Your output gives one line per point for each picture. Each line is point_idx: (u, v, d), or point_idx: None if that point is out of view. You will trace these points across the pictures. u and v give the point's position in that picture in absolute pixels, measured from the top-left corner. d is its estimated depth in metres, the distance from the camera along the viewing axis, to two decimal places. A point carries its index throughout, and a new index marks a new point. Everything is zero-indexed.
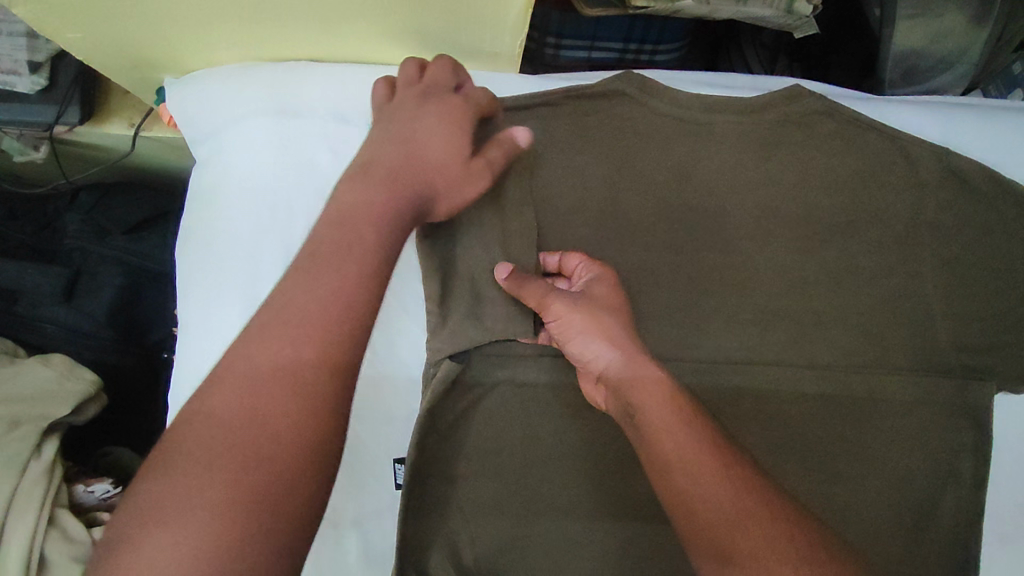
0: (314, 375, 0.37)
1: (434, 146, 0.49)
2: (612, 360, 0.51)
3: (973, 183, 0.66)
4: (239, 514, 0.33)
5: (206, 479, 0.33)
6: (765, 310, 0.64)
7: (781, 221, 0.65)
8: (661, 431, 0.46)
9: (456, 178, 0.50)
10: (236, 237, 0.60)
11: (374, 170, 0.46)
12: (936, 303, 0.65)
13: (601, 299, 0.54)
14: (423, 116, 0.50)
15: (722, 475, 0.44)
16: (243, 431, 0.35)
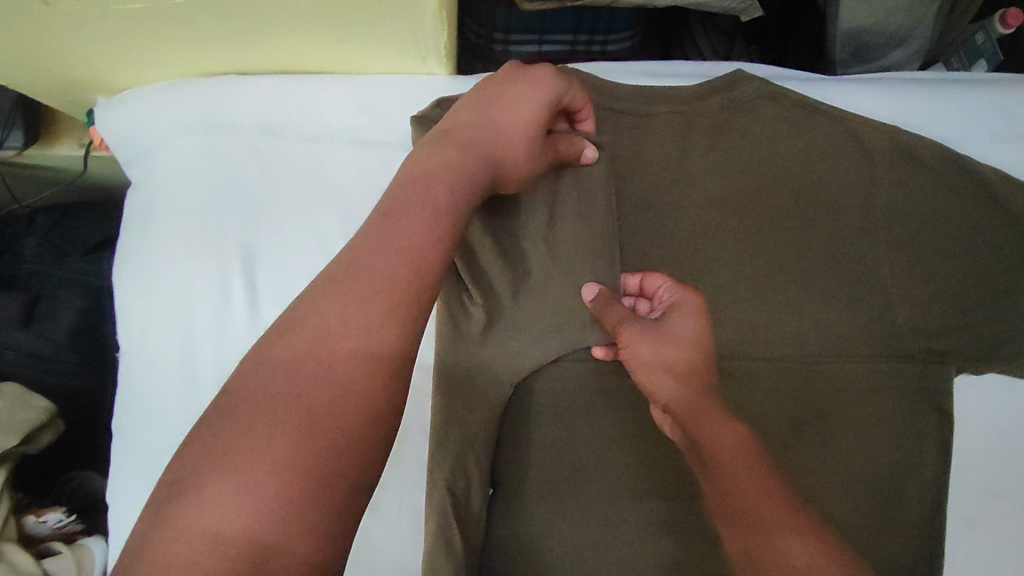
0: (388, 358, 0.39)
1: (516, 121, 0.52)
2: (678, 395, 0.53)
3: (926, 162, 0.64)
4: (300, 472, 0.35)
5: (269, 441, 0.35)
6: (718, 304, 0.62)
7: (733, 211, 0.63)
8: (733, 487, 0.50)
9: (527, 155, 0.53)
10: (169, 260, 0.59)
11: (454, 138, 0.50)
12: (892, 286, 0.64)
13: (677, 332, 0.54)
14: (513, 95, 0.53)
15: (788, 524, 0.47)
16: (318, 394, 0.37)
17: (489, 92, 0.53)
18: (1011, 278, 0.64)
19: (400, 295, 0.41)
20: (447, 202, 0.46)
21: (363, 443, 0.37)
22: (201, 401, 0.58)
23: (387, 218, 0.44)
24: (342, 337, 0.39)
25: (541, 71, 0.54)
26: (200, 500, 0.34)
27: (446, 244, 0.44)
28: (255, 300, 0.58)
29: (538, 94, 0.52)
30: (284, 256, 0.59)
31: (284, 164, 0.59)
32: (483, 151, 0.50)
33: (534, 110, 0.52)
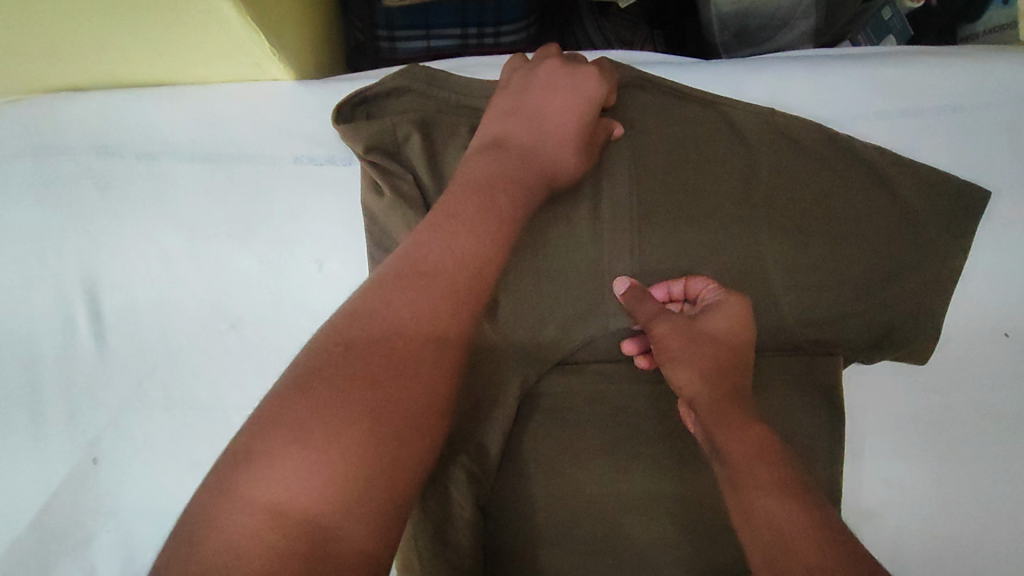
0: (452, 343, 0.38)
1: (557, 117, 0.52)
2: (699, 390, 0.51)
3: (804, 143, 0.61)
4: (375, 453, 0.34)
5: (338, 416, 0.34)
6: (594, 305, 0.59)
7: (607, 207, 0.59)
8: (752, 481, 0.45)
9: (575, 152, 0.52)
10: (6, 291, 0.56)
11: (507, 138, 0.50)
12: (777, 276, 0.60)
13: (716, 328, 0.53)
14: (554, 94, 0.53)
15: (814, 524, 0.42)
16: (387, 377, 0.36)
17: (534, 88, 0.53)
18: (905, 259, 0.61)
19: (467, 284, 0.40)
20: (512, 187, 0.46)
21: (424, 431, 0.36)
22: (46, 436, 0.55)
23: (452, 207, 0.43)
24: (423, 317, 0.38)
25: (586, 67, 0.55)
26: (265, 469, 0.32)
27: (506, 236, 0.43)
28: (101, 329, 0.56)
29: (589, 76, 0.54)
30: (130, 280, 0.56)
31: (123, 183, 0.56)
32: (538, 145, 0.50)
33: (588, 92, 0.53)
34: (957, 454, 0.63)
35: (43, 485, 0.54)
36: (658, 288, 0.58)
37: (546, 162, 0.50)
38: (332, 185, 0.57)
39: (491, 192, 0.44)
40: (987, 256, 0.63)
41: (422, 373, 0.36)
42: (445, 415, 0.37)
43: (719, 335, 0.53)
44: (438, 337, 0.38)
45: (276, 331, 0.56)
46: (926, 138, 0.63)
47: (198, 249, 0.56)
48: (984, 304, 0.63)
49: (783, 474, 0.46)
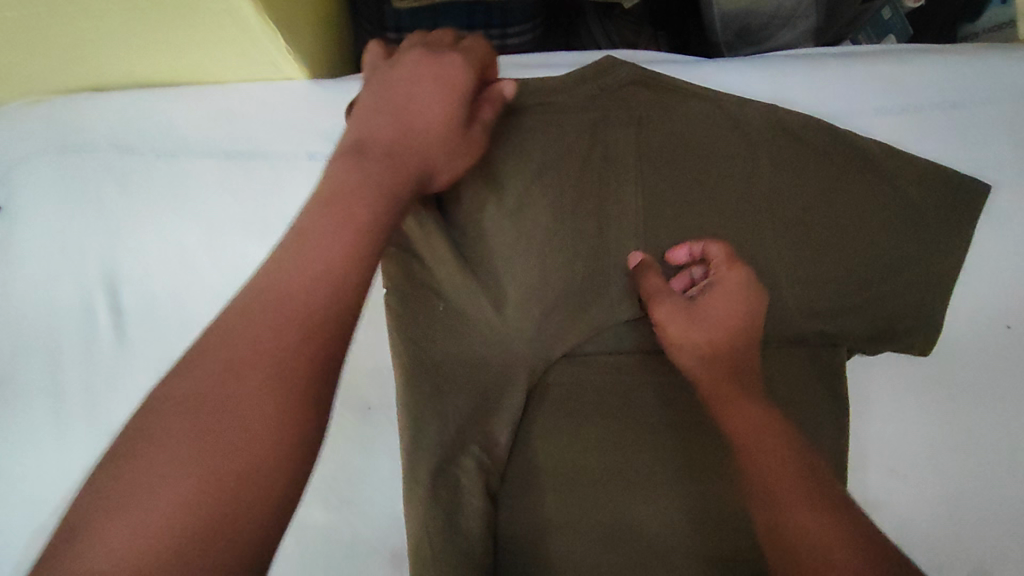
0: (305, 382, 0.34)
1: (435, 111, 0.47)
2: (699, 365, 0.54)
3: (809, 138, 0.62)
4: (203, 518, 0.30)
5: (165, 482, 0.30)
6: (601, 298, 0.60)
7: (614, 202, 0.61)
8: (756, 454, 0.47)
9: (455, 148, 0.49)
10: (30, 286, 0.57)
11: (370, 142, 0.45)
12: (780, 268, 0.62)
13: (714, 303, 0.56)
14: (421, 87, 0.48)
15: (813, 502, 0.43)
16: (224, 431, 0.32)
17: (395, 80, 0.48)
18: (907, 251, 0.62)
19: (323, 316, 0.36)
20: (390, 196, 0.42)
21: (272, 480, 0.32)
22: (67, 428, 0.56)
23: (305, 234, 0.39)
24: (265, 324, 0.35)
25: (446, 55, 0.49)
26: (79, 553, 0.29)
27: (371, 257, 0.39)
28: (121, 322, 0.57)
29: (438, 63, 0.49)
30: (149, 274, 0.57)
31: (143, 180, 0.58)
32: (419, 144, 0.46)
33: (435, 80, 0.48)
34: (963, 444, 0.64)
35: (65, 473, 0.56)
36: (678, 250, 0.60)
37: (429, 165, 0.46)
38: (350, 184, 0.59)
39: (358, 205, 0.40)
40: (991, 250, 0.64)
41: (275, 379, 0.34)
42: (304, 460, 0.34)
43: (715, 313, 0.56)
44: (291, 340, 0.35)
45: None
46: (929, 133, 0.64)
47: (217, 244, 0.58)
48: (989, 296, 0.64)
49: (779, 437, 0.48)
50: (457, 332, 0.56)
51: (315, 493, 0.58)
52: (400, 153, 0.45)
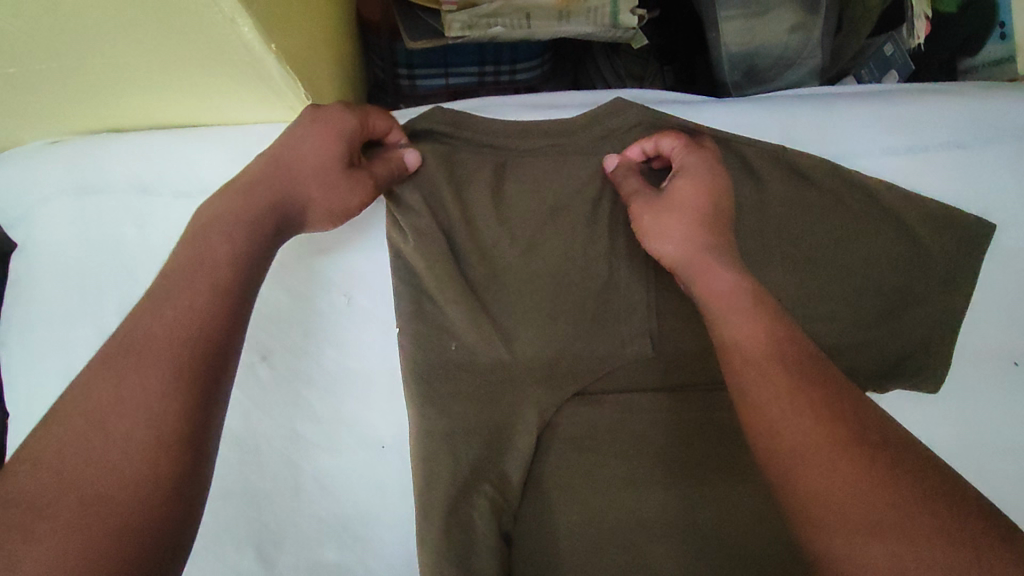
0: (180, 399, 0.36)
1: (302, 151, 0.49)
2: (672, 248, 0.53)
3: (813, 178, 0.63)
4: (97, 533, 0.32)
5: (55, 507, 0.32)
6: (613, 337, 0.60)
7: (627, 239, 0.61)
8: (758, 389, 0.41)
9: (332, 185, 0.51)
10: (48, 323, 0.58)
11: (237, 182, 0.48)
12: (791, 307, 0.62)
13: (682, 197, 0.54)
14: (292, 130, 0.50)
15: (831, 438, 0.38)
16: (104, 454, 0.34)
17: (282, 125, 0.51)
18: (909, 290, 0.63)
19: (187, 344, 0.38)
20: (240, 235, 0.45)
21: (161, 492, 0.34)
22: None
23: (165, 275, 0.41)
24: (148, 344, 0.38)
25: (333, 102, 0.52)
26: None
27: (221, 288, 0.41)
28: None
29: (331, 114, 0.51)
30: None
31: (160, 219, 0.59)
32: (276, 182, 0.49)
33: (332, 128, 0.50)
34: (970, 482, 0.65)
35: None
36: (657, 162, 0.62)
37: (293, 203, 0.49)
38: (367, 243, 0.61)
39: (208, 245, 0.43)
40: (998, 287, 0.65)
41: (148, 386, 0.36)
42: (190, 463, 0.36)
43: (708, 215, 0.54)
44: (172, 348, 0.38)
45: (307, 361, 0.60)
46: (935, 172, 0.65)
47: None
48: (994, 334, 0.65)
49: (791, 371, 0.42)
50: (469, 365, 0.58)
51: (329, 534, 0.58)
52: (265, 191, 0.48)
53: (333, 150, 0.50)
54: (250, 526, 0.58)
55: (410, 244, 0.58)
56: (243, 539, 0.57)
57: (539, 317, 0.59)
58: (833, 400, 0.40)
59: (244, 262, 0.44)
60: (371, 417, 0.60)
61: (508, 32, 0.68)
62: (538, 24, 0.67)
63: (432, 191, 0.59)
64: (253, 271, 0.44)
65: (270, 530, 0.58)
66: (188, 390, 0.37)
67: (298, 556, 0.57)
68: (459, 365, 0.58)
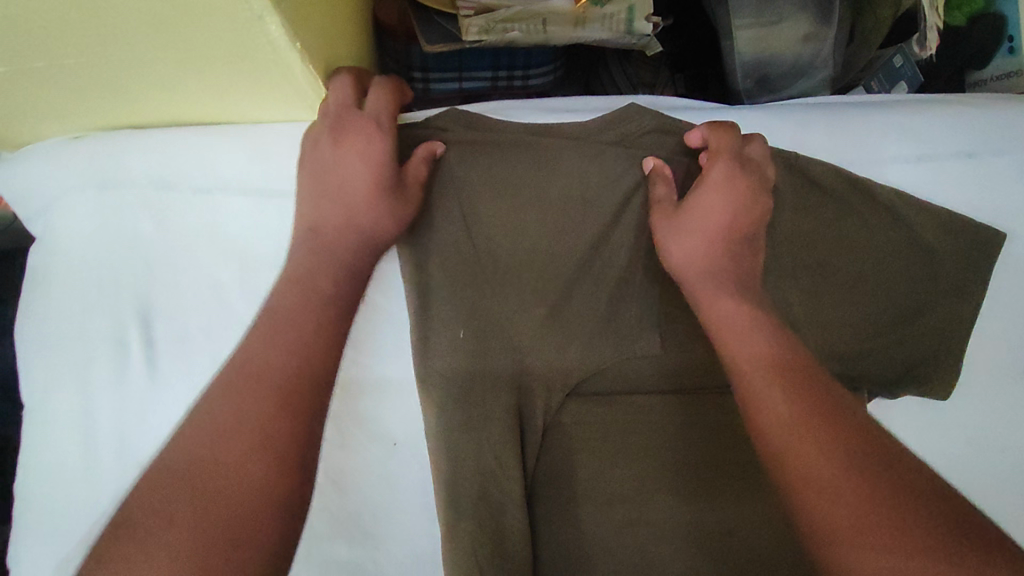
0: (287, 425, 0.45)
1: (351, 175, 0.54)
2: (692, 257, 0.56)
3: (831, 189, 0.63)
4: (216, 535, 0.41)
5: (184, 513, 0.41)
6: (622, 340, 0.61)
7: (640, 243, 0.62)
8: (769, 403, 0.46)
9: (385, 208, 0.55)
10: (66, 314, 0.59)
11: (317, 235, 0.54)
12: (801, 312, 0.62)
13: (706, 211, 0.56)
14: (338, 161, 0.54)
15: (834, 446, 0.43)
16: (222, 473, 0.43)
17: (323, 148, 0.55)
18: (923, 299, 0.64)
19: (298, 379, 0.47)
20: (332, 286, 0.52)
21: (270, 508, 0.43)
22: (98, 456, 0.57)
23: (273, 326, 0.49)
24: (259, 379, 0.46)
25: (353, 116, 0.54)
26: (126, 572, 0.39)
27: (320, 338, 0.49)
28: (152, 355, 0.58)
29: (356, 132, 0.54)
30: (182, 307, 0.58)
31: (178, 215, 0.59)
32: (343, 219, 0.54)
33: (363, 148, 0.54)
34: (973, 486, 0.66)
35: (98, 499, 0.57)
36: (693, 135, 0.60)
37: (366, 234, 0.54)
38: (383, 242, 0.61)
39: (306, 294, 0.51)
40: (1008, 296, 0.65)
41: (260, 413, 0.45)
42: (298, 481, 0.45)
43: (727, 229, 0.56)
44: (277, 380, 0.46)
45: None
46: (946, 180, 0.65)
47: (250, 279, 0.59)
48: (1004, 343, 0.65)
49: (832, 448, 0.43)
50: (482, 362, 0.59)
51: (339, 528, 0.59)
52: (347, 241, 0.54)
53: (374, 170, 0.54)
54: None
55: (427, 245, 0.59)
56: None
57: (551, 320, 0.61)
58: (875, 472, 0.41)
59: (339, 308, 0.52)
60: (382, 411, 0.61)
61: (526, 37, 0.69)
62: (555, 29, 0.68)
63: (449, 192, 0.60)
64: (343, 315, 0.52)
65: None
66: (291, 417, 0.45)
67: (310, 551, 0.58)
68: (473, 364, 0.59)
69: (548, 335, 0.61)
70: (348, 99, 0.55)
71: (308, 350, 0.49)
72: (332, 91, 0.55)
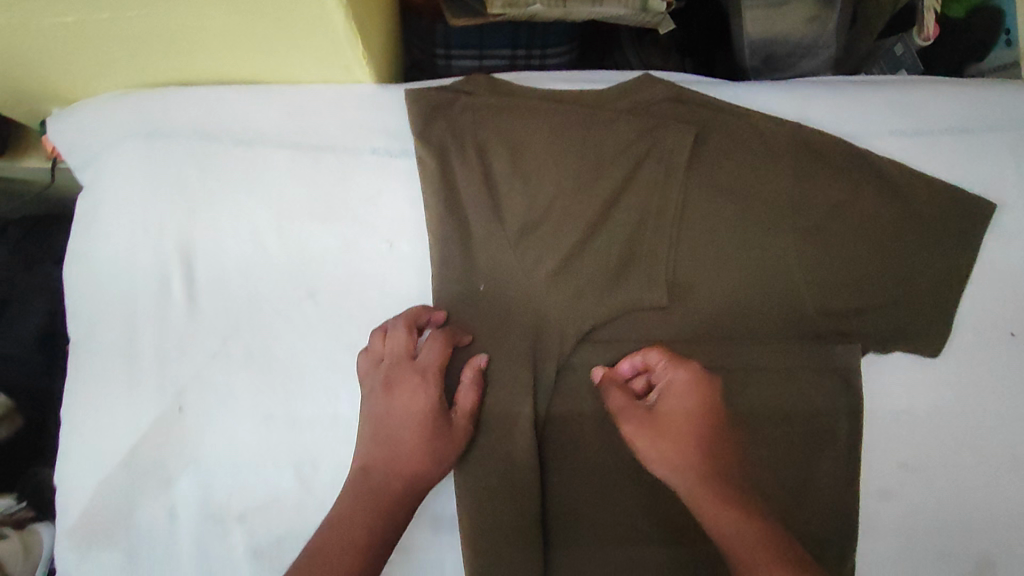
0: (379, 529, 0.56)
1: (405, 433, 0.59)
2: (678, 477, 0.58)
3: (830, 157, 0.67)
4: None
5: None
6: (632, 293, 0.65)
7: (651, 204, 0.65)
8: (733, 533, 0.54)
9: (441, 446, 0.59)
10: (113, 252, 0.63)
11: (371, 471, 0.58)
12: (801, 271, 0.66)
13: (674, 413, 0.60)
14: (393, 402, 0.59)
15: (789, 564, 0.52)
16: None
17: (381, 411, 0.60)
18: (918, 265, 0.67)
19: (392, 497, 0.57)
20: (397, 470, 0.58)
21: None
22: (139, 386, 0.61)
23: (368, 472, 0.58)
24: (352, 511, 0.56)
25: (398, 323, 0.61)
26: None
27: (407, 470, 0.58)
28: (192, 291, 0.62)
29: (408, 389, 0.60)
30: (220, 249, 0.63)
31: (220, 164, 0.63)
32: (394, 462, 0.58)
33: (414, 404, 0.60)
34: (973, 444, 0.68)
35: (136, 425, 0.61)
36: (625, 362, 0.63)
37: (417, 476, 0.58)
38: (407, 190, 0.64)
39: (394, 451, 0.59)
40: (1001, 264, 0.68)
41: (359, 527, 0.55)
42: None
43: (709, 410, 0.60)
44: (373, 505, 0.56)
45: (348, 300, 0.63)
46: (943, 153, 0.69)
47: (286, 225, 0.63)
48: (997, 310, 0.68)
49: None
50: (501, 309, 0.63)
51: None
52: (394, 486, 0.58)
53: (426, 416, 0.59)
54: (290, 450, 0.62)
55: (450, 200, 0.63)
56: (284, 460, 0.62)
57: (566, 272, 0.64)
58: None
59: (414, 460, 0.58)
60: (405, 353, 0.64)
61: (547, 11, 0.72)
62: (573, 4, 0.72)
63: (472, 150, 0.64)
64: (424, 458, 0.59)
65: (309, 454, 0.62)
66: (382, 524, 0.56)
67: (335, 476, 0.62)
68: (491, 311, 0.63)
69: (563, 287, 0.64)
70: (401, 349, 0.60)
71: (396, 473, 0.58)
72: (391, 338, 0.60)
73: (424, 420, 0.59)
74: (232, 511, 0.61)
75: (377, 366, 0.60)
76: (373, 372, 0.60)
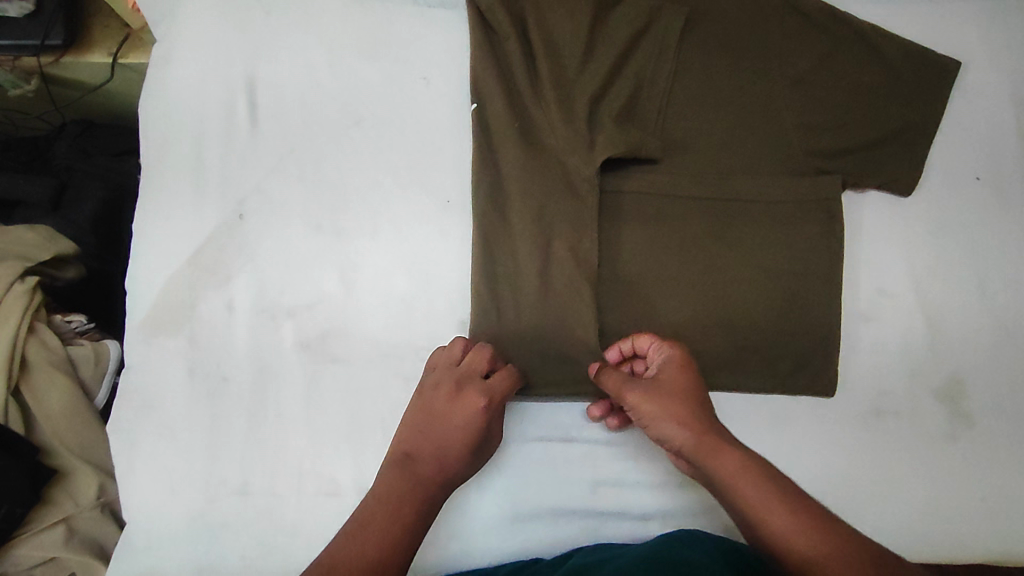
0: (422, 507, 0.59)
1: (457, 430, 0.63)
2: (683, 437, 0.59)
3: (812, 17, 0.76)
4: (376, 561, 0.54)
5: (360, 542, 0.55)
6: (639, 128, 0.72)
7: (656, 52, 0.74)
8: (716, 455, 0.57)
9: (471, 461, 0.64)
10: (184, 83, 0.73)
11: (419, 460, 0.62)
12: (787, 116, 0.75)
13: (668, 382, 0.62)
14: (452, 412, 0.63)
15: (743, 459, 0.57)
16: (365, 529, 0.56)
17: (436, 418, 0.64)
18: (892, 113, 0.75)
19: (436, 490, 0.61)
20: (444, 465, 0.62)
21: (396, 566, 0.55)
22: (206, 192, 0.71)
23: (420, 467, 0.61)
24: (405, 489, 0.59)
25: (500, 380, 0.65)
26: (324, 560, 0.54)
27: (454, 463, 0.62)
28: (255, 115, 0.73)
29: (473, 400, 0.63)
30: (280, 82, 0.74)
31: (286, 12, 0.75)
32: (442, 458, 0.62)
33: (470, 419, 0.63)
34: (946, 274, 0.75)
35: (204, 227, 0.71)
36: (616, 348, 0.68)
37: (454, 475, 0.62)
38: (443, 39, 0.76)
39: (443, 458, 0.62)
40: (962, 118, 0.78)
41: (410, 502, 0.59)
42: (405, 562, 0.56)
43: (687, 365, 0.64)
44: (425, 484, 0.60)
45: (389, 128, 0.73)
46: (911, 20, 0.79)
47: (337, 63, 0.74)
48: (960, 156, 0.77)
49: (755, 483, 0.55)
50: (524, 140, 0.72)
51: (399, 264, 0.71)
52: (436, 480, 0.61)
53: (478, 425, 0.63)
54: (335, 256, 0.71)
55: (479, 45, 0.73)
56: (330, 263, 0.71)
57: (583, 106, 0.72)
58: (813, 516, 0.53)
59: (457, 469, 0.62)
60: (438, 176, 0.73)
61: None
62: None
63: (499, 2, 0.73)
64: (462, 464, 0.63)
65: (350, 260, 0.71)
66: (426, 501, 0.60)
67: (374, 282, 0.71)
68: (518, 138, 0.71)
69: (577, 118, 0.71)
70: (482, 366, 0.66)
71: (445, 467, 0.62)
72: (473, 355, 0.66)
73: (475, 432, 0.63)
74: (283, 306, 0.70)
75: (454, 368, 0.66)
76: (451, 371, 0.65)
